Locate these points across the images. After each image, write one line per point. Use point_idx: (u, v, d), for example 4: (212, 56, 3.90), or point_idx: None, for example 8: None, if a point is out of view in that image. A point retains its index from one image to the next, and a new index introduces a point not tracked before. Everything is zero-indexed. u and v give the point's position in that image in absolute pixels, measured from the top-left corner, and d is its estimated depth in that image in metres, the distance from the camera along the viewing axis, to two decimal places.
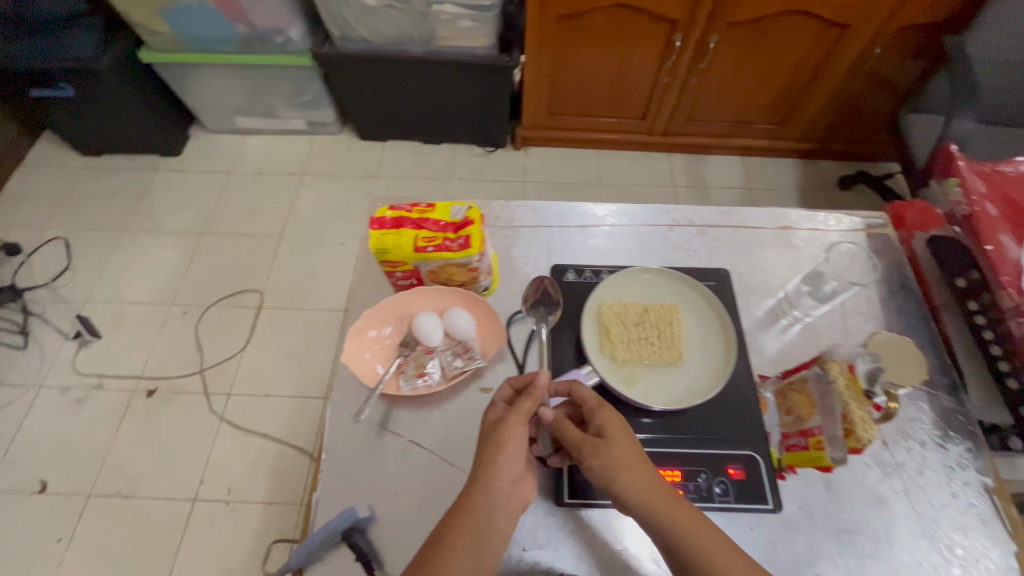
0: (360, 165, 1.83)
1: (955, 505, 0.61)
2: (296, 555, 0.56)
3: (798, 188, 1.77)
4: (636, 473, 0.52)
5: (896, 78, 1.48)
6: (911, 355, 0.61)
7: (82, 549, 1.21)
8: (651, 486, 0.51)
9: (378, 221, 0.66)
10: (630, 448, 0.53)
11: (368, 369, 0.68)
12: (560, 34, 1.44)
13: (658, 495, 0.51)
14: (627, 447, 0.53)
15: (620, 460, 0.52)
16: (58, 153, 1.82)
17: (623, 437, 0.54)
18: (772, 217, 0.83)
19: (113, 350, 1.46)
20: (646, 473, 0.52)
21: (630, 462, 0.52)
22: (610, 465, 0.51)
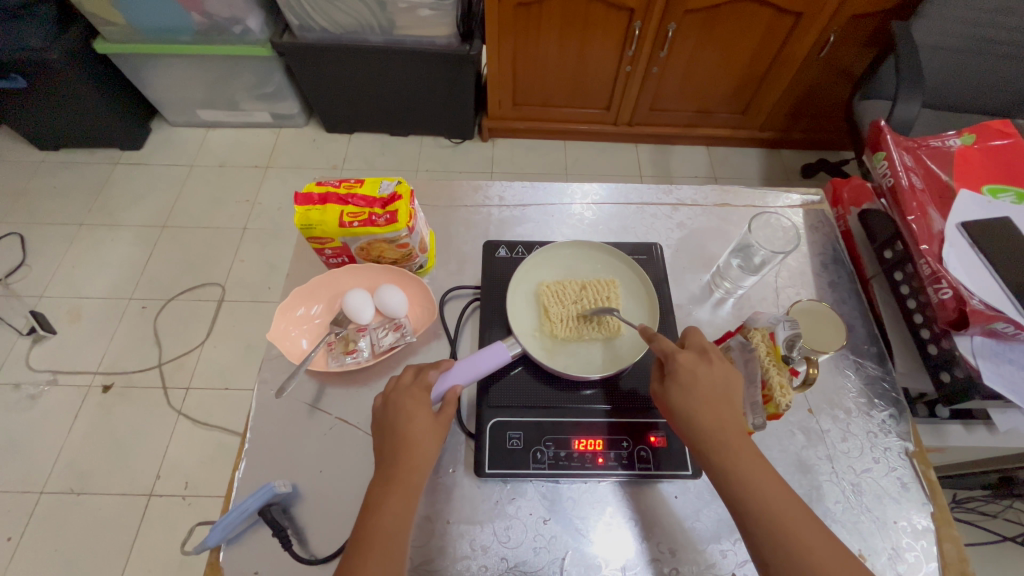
0: (325, 157, 1.81)
1: (876, 470, 0.61)
2: (212, 535, 0.53)
3: (761, 177, 1.80)
4: (716, 427, 0.51)
5: (853, 66, 1.50)
6: (830, 321, 0.62)
7: (31, 548, 1.18)
8: (719, 431, 0.51)
9: (304, 197, 0.65)
10: (711, 398, 0.52)
11: (294, 346, 0.67)
12: (519, 23, 1.43)
13: (726, 439, 0.50)
14: (707, 397, 0.52)
15: (688, 410, 0.52)
16: (14, 147, 1.77)
17: (698, 389, 0.52)
18: (710, 194, 0.84)
19: (68, 346, 1.43)
20: (716, 419, 0.51)
21: (704, 412, 0.51)
22: (696, 426, 0.51)
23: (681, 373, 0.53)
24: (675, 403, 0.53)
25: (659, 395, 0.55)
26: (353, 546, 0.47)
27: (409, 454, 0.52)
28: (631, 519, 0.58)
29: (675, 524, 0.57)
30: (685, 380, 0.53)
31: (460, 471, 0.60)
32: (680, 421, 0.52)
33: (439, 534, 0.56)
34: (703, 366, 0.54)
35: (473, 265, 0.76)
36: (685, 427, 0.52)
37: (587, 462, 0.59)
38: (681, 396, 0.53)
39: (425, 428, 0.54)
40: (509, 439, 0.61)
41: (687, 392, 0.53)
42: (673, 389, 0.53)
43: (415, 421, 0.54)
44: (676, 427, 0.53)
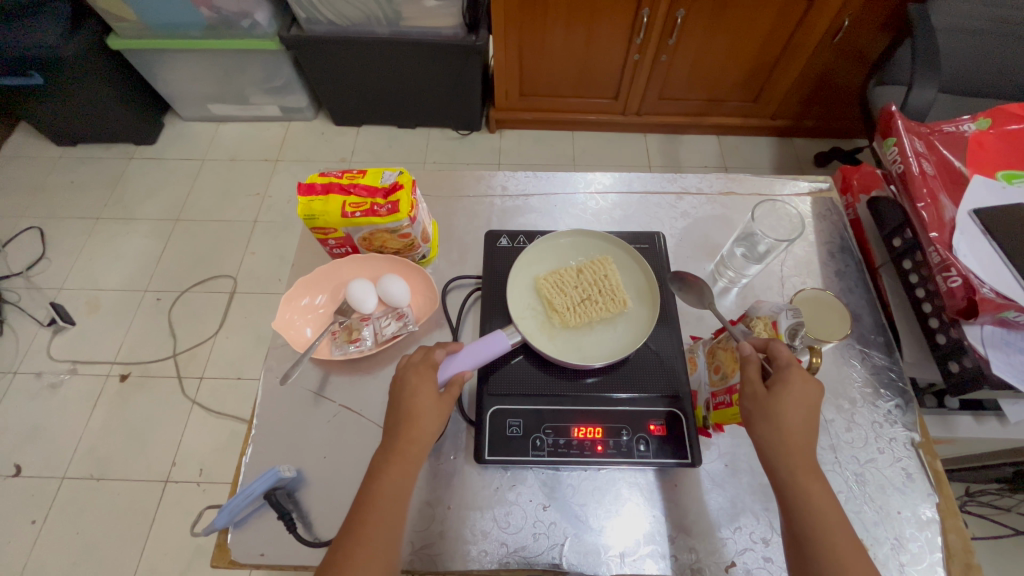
0: (334, 150, 1.82)
1: (880, 460, 0.60)
2: (220, 517, 0.55)
3: (771, 166, 1.77)
4: (795, 451, 0.49)
5: (867, 51, 1.46)
6: (835, 310, 0.61)
7: (54, 530, 1.22)
8: (802, 454, 0.49)
9: (306, 188, 0.66)
10: (807, 422, 0.50)
11: (299, 336, 0.68)
12: (526, 12, 1.41)
13: (801, 463, 0.49)
14: (808, 419, 0.50)
15: (788, 424, 0.50)
16: (33, 144, 1.81)
17: (805, 407, 0.51)
18: (716, 183, 0.83)
19: (87, 337, 1.47)
20: (802, 443, 0.50)
21: (798, 432, 0.50)
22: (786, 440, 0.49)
23: (794, 391, 0.50)
24: (780, 415, 0.50)
25: (759, 397, 0.51)
26: (351, 524, 0.48)
27: (407, 436, 0.53)
28: (630, 506, 0.58)
29: (675, 512, 0.58)
30: (797, 394, 0.50)
31: (461, 457, 0.61)
32: (773, 432, 0.50)
33: (440, 519, 0.57)
34: (817, 386, 0.51)
35: (475, 255, 0.77)
36: (774, 440, 0.50)
37: (586, 450, 0.59)
38: (791, 409, 0.50)
39: (423, 409, 0.54)
40: (509, 427, 0.61)
41: (792, 409, 0.50)
42: (785, 400, 0.50)
43: (412, 402, 0.54)
44: (763, 434, 0.50)
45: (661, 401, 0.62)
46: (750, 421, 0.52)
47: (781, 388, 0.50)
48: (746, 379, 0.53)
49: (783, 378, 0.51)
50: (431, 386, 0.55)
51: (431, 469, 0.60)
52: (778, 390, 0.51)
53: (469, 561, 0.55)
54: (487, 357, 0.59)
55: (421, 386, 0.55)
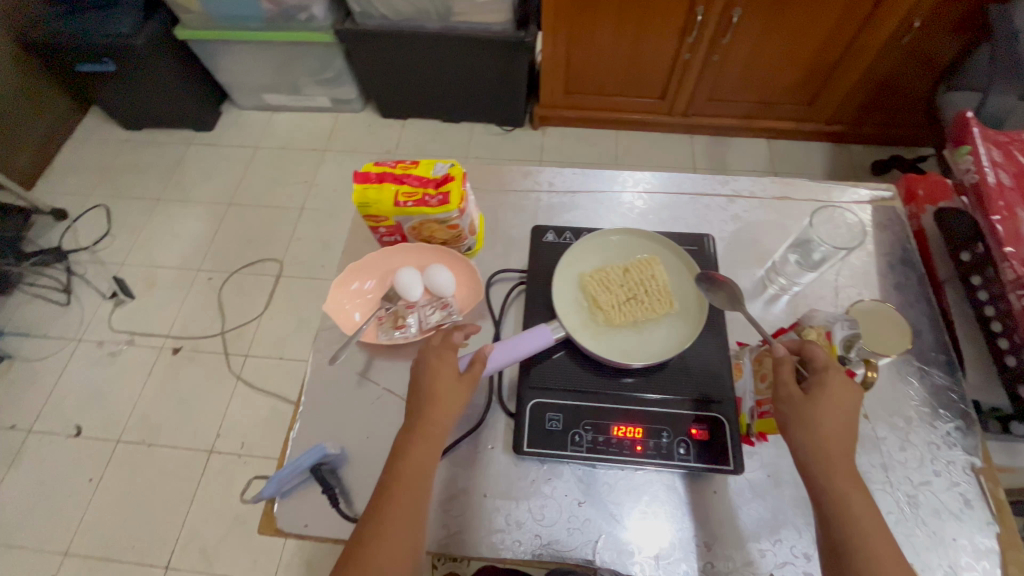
0: (380, 142, 1.86)
1: (936, 484, 0.58)
2: (269, 486, 0.58)
3: (825, 173, 1.70)
4: (833, 456, 0.48)
5: (937, 55, 1.38)
6: (895, 324, 0.59)
7: (109, 489, 1.31)
8: (841, 459, 0.48)
9: (362, 176, 0.68)
10: (846, 427, 0.49)
11: (348, 319, 0.70)
12: (576, 9, 1.41)
13: (841, 467, 0.48)
14: (848, 424, 0.49)
15: (825, 427, 0.49)
16: (103, 127, 1.93)
17: (843, 412, 0.49)
18: (770, 187, 0.81)
19: (145, 310, 1.56)
20: (841, 448, 0.48)
21: (837, 437, 0.49)
22: (823, 444, 0.48)
23: (831, 394, 0.49)
24: (817, 418, 0.49)
25: (794, 400, 0.50)
26: (377, 501, 0.50)
27: (427, 417, 0.54)
28: (665, 511, 0.58)
29: (713, 518, 0.57)
30: (836, 398, 0.49)
31: (498, 447, 0.62)
32: (809, 436, 0.49)
33: (475, 506, 0.59)
34: (856, 390, 0.50)
35: (519, 249, 0.77)
36: (811, 444, 0.49)
37: (624, 449, 0.59)
38: (828, 413, 0.49)
39: (444, 391, 0.55)
40: (548, 420, 0.61)
41: (829, 412, 0.49)
42: (822, 403, 0.49)
43: (433, 384, 0.55)
44: (800, 439, 0.49)
45: (705, 406, 0.61)
46: (785, 424, 0.51)
47: (819, 391, 0.50)
48: (780, 382, 0.52)
49: (821, 382, 0.50)
50: (451, 368, 0.56)
51: (468, 456, 0.61)
52: (814, 393, 0.50)
53: (502, 549, 0.56)
54: (519, 354, 0.59)
55: (440, 368, 0.56)
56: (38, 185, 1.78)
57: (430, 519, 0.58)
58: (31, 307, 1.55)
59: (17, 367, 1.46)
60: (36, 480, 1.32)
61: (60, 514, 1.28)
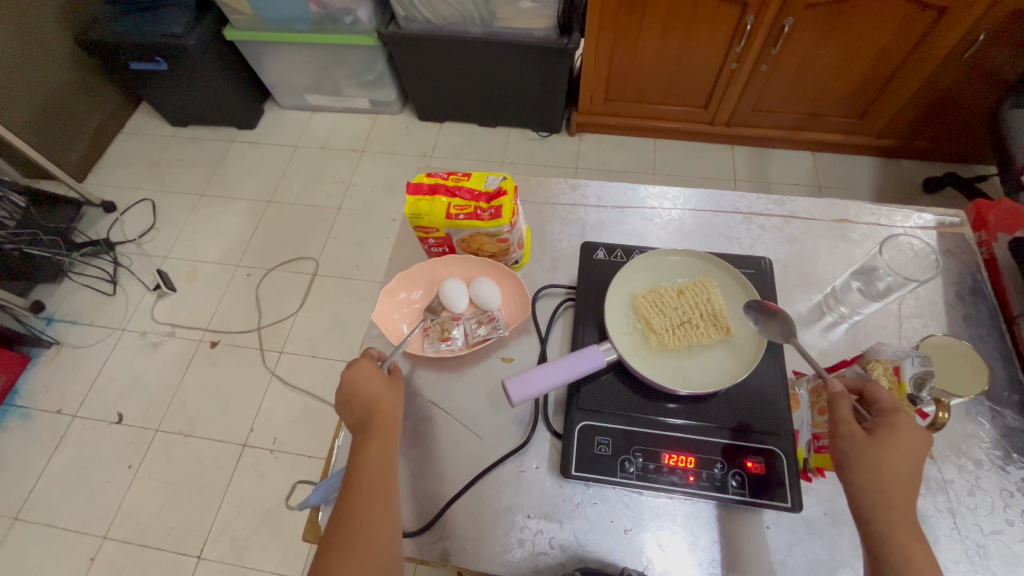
0: (417, 144, 1.88)
1: (1009, 534, 0.54)
2: (315, 493, 0.59)
3: (873, 189, 1.64)
4: (892, 501, 0.46)
5: (1002, 70, 1.32)
6: (970, 362, 0.55)
7: (148, 476, 1.35)
8: (899, 503, 0.46)
9: (414, 187, 0.68)
10: (912, 474, 0.46)
11: (394, 328, 0.70)
12: (622, 16, 1.39)
13: (899, 514, 0.45)
14: (913, 469, 0.46)
15: (888, 471, 0.46)
16: (152, 123, 2.00)
17: (911, 457, 0.46)
18: (828, 209, 0.78)
19: (185, 303, 1.60)
20: (902, 492, 0.46)
21: (901, 482, 0.46)
22: (884, 489, 0.46)
23: (897, 438, 0.47)
24: (880, 462, 0.46)
25: (856, 439, 0.48)
26: (352, 500, 0.53)
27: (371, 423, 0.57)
28: (715, 544, 0.56)
29: (766, 555, 0.55)
30: (903, 442, 0.47)
31: (544, 468, 0.61)
32: (871, 479, 0.46)
33: (519, 527, 0.58)
34: (926, 437, 0.47)
35: (566, 264, 0.76)
36: (871, 487, 0.46)
37: (677, 479, 0.57)
38: (892, 456, 0.46)
39: (383, 393, 0.59)
40: (597, 444, 0.60)
41: (894, 457, 0.46)
42: (887, 445, 0.47)
43: (373, 387, 0.59)
44: (859, 481, 0.47)
45: (761, 438, 0.59)
46: (843, 464, 0.48)
47: (883, 433, 0.47)
48: (839, 419, 0.49)
49: (887, 424, 0.48)
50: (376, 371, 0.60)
51: (512, 474, 0.61)
52: (879, 435, 0.47)
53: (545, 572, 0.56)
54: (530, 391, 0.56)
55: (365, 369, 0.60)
56: (90, 178, 1.85)
57: (476, 537, 0.58)
58: (79, 295, 1.62)
59: (65, 353, 1.52)
60: (78, 464, 1.37)
61: (99, 498, 1.32)
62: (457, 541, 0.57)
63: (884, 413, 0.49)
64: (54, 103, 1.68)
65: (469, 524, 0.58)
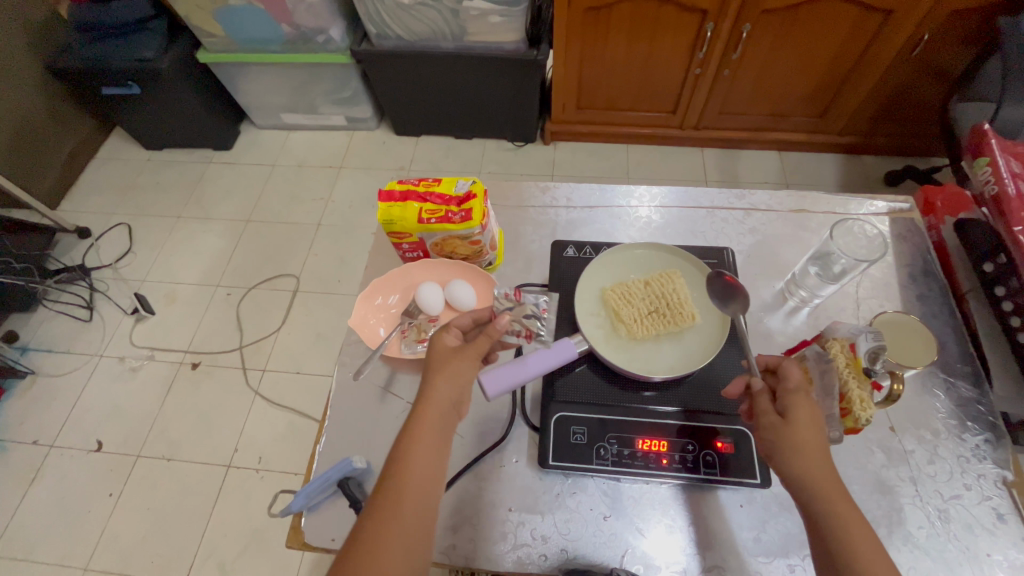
0: (394, 159, 1.90)
1: (967, 498, 0.57)
2: (298, 499, 0.59)
3: (838, 184, 1.70)
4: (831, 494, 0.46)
5: (948, 66, 1.39)
6: (917, 334, 0.59)
7: (129, 503, 1.32)
8: (843, 501, 0.46)
9: (386, 194, 0.70)
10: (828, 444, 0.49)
11: (371, 333, 0.72)
12: (588, 27, 1.44)
13: (846, 515, 0.45)
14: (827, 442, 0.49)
15: (810, 455, 0.48)
16: (126, 148, 1.99)
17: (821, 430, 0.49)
18: (786, 200, 0.81)
19: (165, 326, 1.59)
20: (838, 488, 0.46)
21: (824, 459, 0.48)
22: (809, 469, 0.47)
23: (802, 414, 0.50)
24: (800, 444, 0.48)
25: (775, 425, 0.50)
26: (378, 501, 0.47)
27: (402, 462, 0.49)
28: (691, 524, 0.57)
29: (740, 533, 0.57)
30: (809, 416, 0.49)
31: (523, 461, 0.62)
32: (797, 462, 0.48)
33: (500, 520, 0.59)
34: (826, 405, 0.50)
35: (539, 264, 0.78)
36: (801, 471, 0.47)
37: (650, 462, 0.59)
38: (807, 434, 0.49)
39: (423, 425, 0.51)
40: (573, 434, 0.61)
41: (808, 433, 0.49)
42: (800, 425, 0.49)
43: (422, 416, 0.52)
44: (790, 467, 0.48)
45: (729, 418, 0.61)
46: (772, 455, 0.50)
47: (793, 412, 0.50)
48: (760, 411, 0.52)
49: (792, 403, 0.50)
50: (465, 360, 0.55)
51: (492, 469, 0.62)
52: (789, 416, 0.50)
53: (528, 563, 0.56)
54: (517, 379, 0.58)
55: (438, 381, 0.54)
56: (64, 205, 1.83)
57: (458, 533, 0.58)
58: (55, 323, 1.59)
59: (40, 383, 1.49)
60: (57, 495, 1.33)
61: (80, 528, 1.29)
62: (439, 539, 0.58)
63: (789, 392, 0.51)
64: (26, 131, 1.67)
65: (450, 521, 0.59)
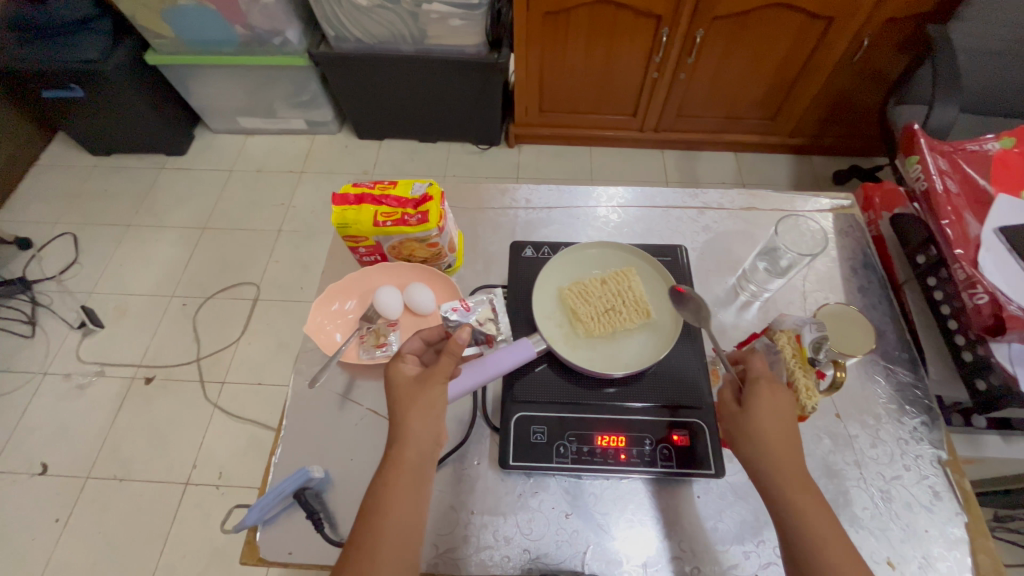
0: (357, 163, 1.87)
1: (907, 478, 0.60)
2: (251, 514, 0.57)
3: (790, 183, 1.77)
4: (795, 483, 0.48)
5: (886, 71, 1.47)
6: (858, 324, 0.62)
7: (78, 528, 1.25)
8: (812, 506, 0.47)
9: (340, 198, 0.69)
10: (787, 430, 0.51)
11: (327, 339, 0.70)
12: (547, 31, 1.45)
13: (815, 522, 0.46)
14: (787, 427, 0.51)
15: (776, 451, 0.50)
16: (70, 153, 1.89)
17: (780, 418, 0.51)
18: (737, 198, 0.84)
19: (115, 340, 1.51)
20: (806, 491, 0.48)
21: (781, 444, 0.50)
22: (765, 453, 0.50)
23: (761, 402, 0.52)
24: (756, 430, 0.51)
25: (733, 414, 0.53)
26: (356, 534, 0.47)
27: (379, 514, 0.47)
28: (650, 517, 0.58)
29: (697, 523, 0.58)
30: (768, 405, 0.52)
31: (484, 463, 0.62)
32: (755, 447, 0.50)
33: (462, 523, 0.58)
34: (787, 394, 0.52)
35: (499, 266, 0.78)
36: (757, 455, 0.50)
37: (609, 458, 0.60)
38: (765, 421, 0.51)
39: (401, 471, 0.49)
40: (533, 433, 0.62)
41: (766, 420, 0.51)
42: (757, 413, 0.51)
43: (400, 461, 0.50)
44: (746, 450, 0.51)
45: (684, 412, 0.62)
46: (733, 440, 0.53)
47: (751, 402, 0.52)
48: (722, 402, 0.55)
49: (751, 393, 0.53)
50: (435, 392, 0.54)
51: (454, 472, 0.61)
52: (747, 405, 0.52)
53: (491, 565, 0.56)
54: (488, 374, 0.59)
55: (412, 420, 0.52)
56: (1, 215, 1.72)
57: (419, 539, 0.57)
58: None
59: None
60: None
61: (24, 557, 1.21)
62: None
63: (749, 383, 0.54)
64: None
65: None
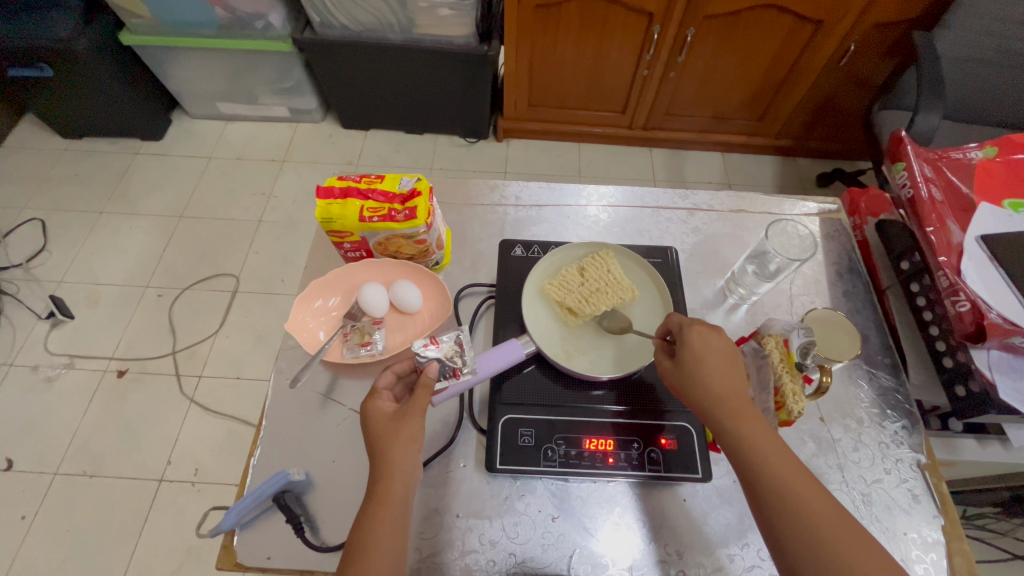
0: (341, 153, 1.83)
1: (887, 481, 0.61)
2: (227, 518, 0.55)
3: (775, 185, 1.79)
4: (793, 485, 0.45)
5: (871, 76, 1.49)
6: (844, 331, 0.62)
7: (44, 527, 1.20)
8: (811, 495, 0.44)
9: (325, 191, 0.67)
10: (724, 366, 0.52)
11: (310, 336, 0.68)
12: (537, 24, 1.43)
13: (813, 502, 0.44)
14: (725, 365, 0.52)
15: (739, 404, 0.50)
16: (39, 135, 1.81)
17: (714, 357, 0.53)
18: (726, 200, 0.84)
19: (86, 331, 1.45)
20: (805, 481, 0.45)
21: (724, 381, 0.51)
22: (710, 396, 0.51)
23: (694, 346, 0.53)
24: (697, 376, 0.52)
25: (669, 371, 0.54)
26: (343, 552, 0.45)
27: (364, 554, 0.45)
28: (637, 520, 0.58)
29: (683, 526, 0.58)
30: (700, 348, 0.53)
31: (471, 466, 0.61)
32: (702, 393, 0.51)
33: (447, 527, 0.57)
34: (714, 334, 0.54)
35: (487, 263, 0.77)
36: (705, 400, 0.51)
37: (597, 462, 0.59)
38: (702, 364, 0.52)
39: (388, 506, 0.48)
40: (521, 436, 0.61)
41: (701, 361, 0.52)
42: (692, 360, 0.53)
43: (386, 478, 0.49)
44: (695, 398, 0.52)
45: (671, 416, 0.62)
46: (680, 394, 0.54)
47: (684, 351, 0.53)
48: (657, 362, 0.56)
49: (683, 344, 0.54)
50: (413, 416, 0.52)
51: (440, 474, 0.60)
52: (681, 356, 0.54)
53: (475, 569, 0.55)
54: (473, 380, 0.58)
55: (396, 451, 0.50)
56: None
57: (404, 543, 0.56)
58: None
59: None
60: None
61: None
62: None
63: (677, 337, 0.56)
64: None
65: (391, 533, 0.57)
